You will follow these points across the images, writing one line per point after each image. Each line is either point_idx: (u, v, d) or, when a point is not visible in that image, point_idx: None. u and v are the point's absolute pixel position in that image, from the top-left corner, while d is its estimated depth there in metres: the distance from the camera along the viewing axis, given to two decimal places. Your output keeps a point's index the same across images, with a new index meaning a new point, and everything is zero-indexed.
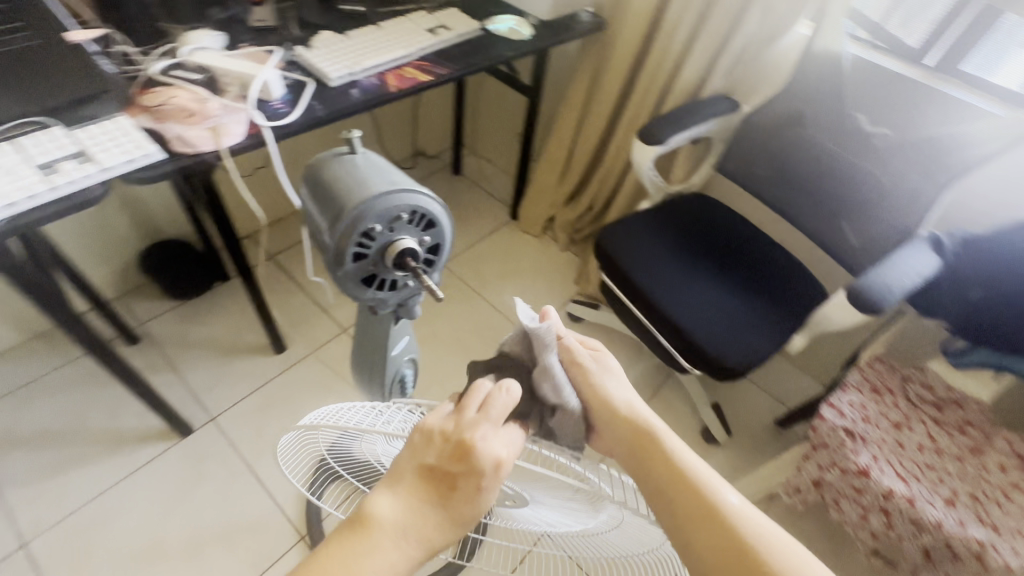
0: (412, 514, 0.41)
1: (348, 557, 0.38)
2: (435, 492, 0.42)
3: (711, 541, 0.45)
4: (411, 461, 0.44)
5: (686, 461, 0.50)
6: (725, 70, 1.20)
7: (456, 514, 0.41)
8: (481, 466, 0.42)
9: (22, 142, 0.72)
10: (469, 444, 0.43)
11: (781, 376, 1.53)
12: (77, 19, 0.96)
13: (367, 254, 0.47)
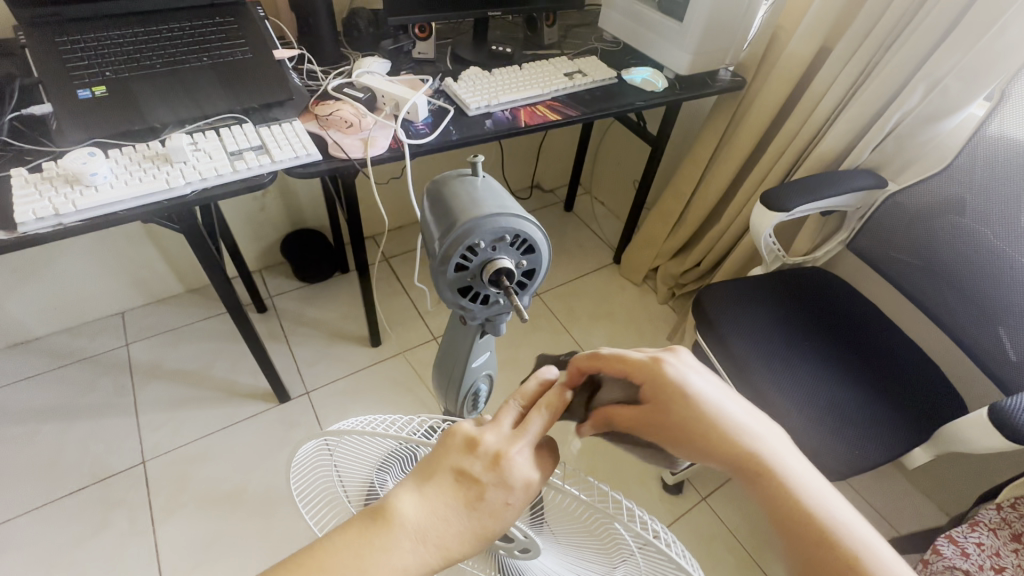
0: (436, 520, 0.36)
1: (364, 550, 0.34)
2: (461, 500, 0.37)
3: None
4: (439, 462, 0.39)
5: (789, 486, 0.41)
6: (873, 143, 1.11)
7: (480, 526, 0.37)
8: (514, 481, 0.38)
9: (222, 132, 0.88)
10: (506, 457, 0.39)
11: (892, 493, 1.33)
12: (282, 40, 1.17)
13: (467, 267, 0.51)
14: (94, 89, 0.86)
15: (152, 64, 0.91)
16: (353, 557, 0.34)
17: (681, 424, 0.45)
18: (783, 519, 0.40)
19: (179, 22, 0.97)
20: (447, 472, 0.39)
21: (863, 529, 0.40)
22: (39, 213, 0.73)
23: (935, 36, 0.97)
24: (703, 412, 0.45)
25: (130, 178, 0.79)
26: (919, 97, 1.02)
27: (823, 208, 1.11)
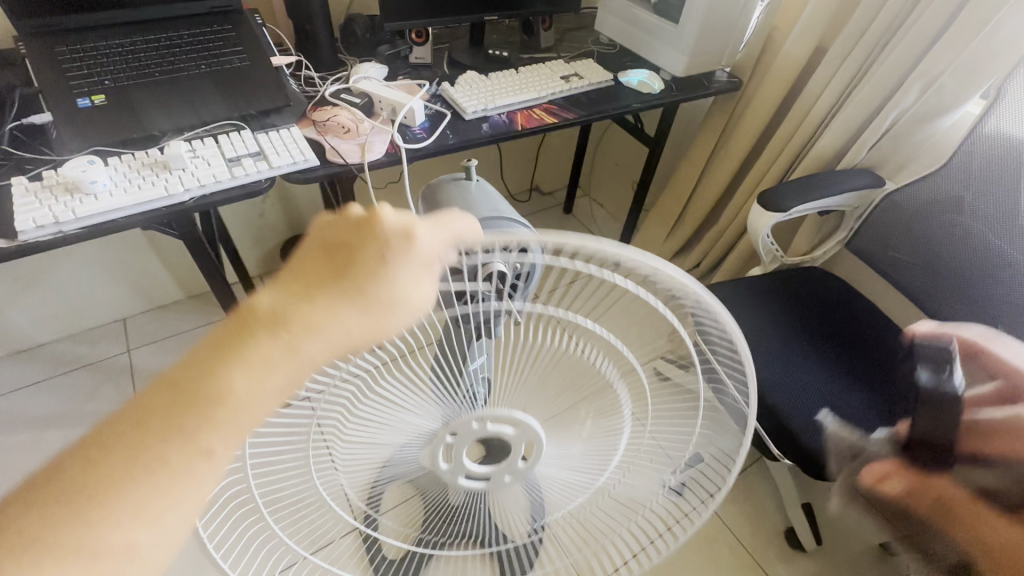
0: (299, 298, 0.31)
1: (219, 362, 0.30)
2: (329, 268, 0.32)
3: None
4: (304, 250, 0.34)
5: None
6: (870, 143, 1.12)
7: (359, 290, 0.32)
8: (383, 233, 0.32)
9: (220, 138, 0.89)
10: (373, 213, 0.33)
11: None
12: (280, 47, 1.17)
13: None
14: (93, 98, 0.87)
15: (151, 73, 0.92)
16: (233, 369, 0.30)
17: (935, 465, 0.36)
18: None
19: (178, 30, 0.98)
20: (321, 255, 0.33)
21: None
22: (39, 221, 0.74)
23: (929, 35, 0.97)
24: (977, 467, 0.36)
25: (129, 185, 0.80)
26: (915, 96, 1.02)
27: (820, 208, 1.11)
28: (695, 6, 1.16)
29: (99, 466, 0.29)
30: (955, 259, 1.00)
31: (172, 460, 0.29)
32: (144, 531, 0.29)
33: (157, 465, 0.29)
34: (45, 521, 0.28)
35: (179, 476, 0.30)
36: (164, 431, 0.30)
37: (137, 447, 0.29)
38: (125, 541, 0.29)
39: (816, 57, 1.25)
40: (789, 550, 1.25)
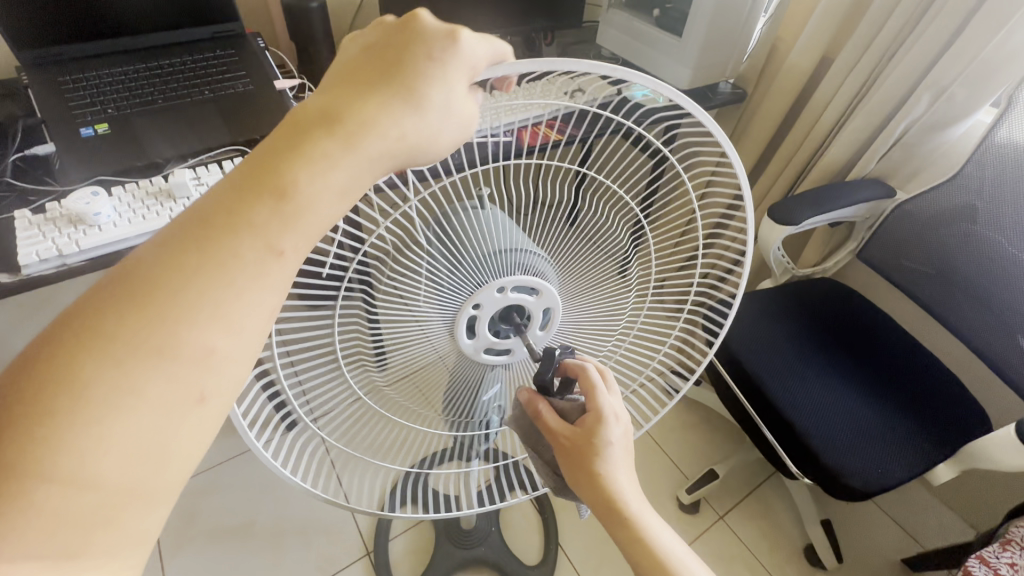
0: (356, 94, 0.34)
1: (260, 174, 0.31)
2: (382, 66, 0.34)
3: (614, 526, 0.54)
4: (348, 57, 0.36)
5: (616, 484, 0.54)
6: (880, 152, 1.10)
7: (408, 87, 0.34)
8: (429, 31, 0.34)
9: (226, 164, 0.87)
10: (417, 15, 0.34)
11: (914, 506, 1.31)
12: (283, 69, 1.17)
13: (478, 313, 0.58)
14: (96, 127, 0.86)
15: (154, 99, 0.92)
16: (293, 165, 0.31)
17: (567, 438, 0.54)
18: (602, 507, 0.54)
19: (180, 57, 0.98)
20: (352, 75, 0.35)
21: (646, 508, 0.54)
22: (42, 255, 0.73)
23: (938, 45, 0.96)
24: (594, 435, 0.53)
25: (134, 216, 0.78)
26: (925, 105, 1.01)
27: (831, 220, 1.10)
28: (698, 19, 1.15)
29: (158, 275, 0.29)
30: (974, 261, 0.99)
31: (235, 259, 0.30)
32: (221, 335, 0.30)
33: (212, 271, 0.30)
34: (109, 327, 0.28)
35: (242, 279, 0.30)
36: (231, 225, 0.31)
37: (207, 246, 0.30)
38: (206, 346, 0.29)
39: (821, 67, 1.24)
40: (809, 568, 1.22)
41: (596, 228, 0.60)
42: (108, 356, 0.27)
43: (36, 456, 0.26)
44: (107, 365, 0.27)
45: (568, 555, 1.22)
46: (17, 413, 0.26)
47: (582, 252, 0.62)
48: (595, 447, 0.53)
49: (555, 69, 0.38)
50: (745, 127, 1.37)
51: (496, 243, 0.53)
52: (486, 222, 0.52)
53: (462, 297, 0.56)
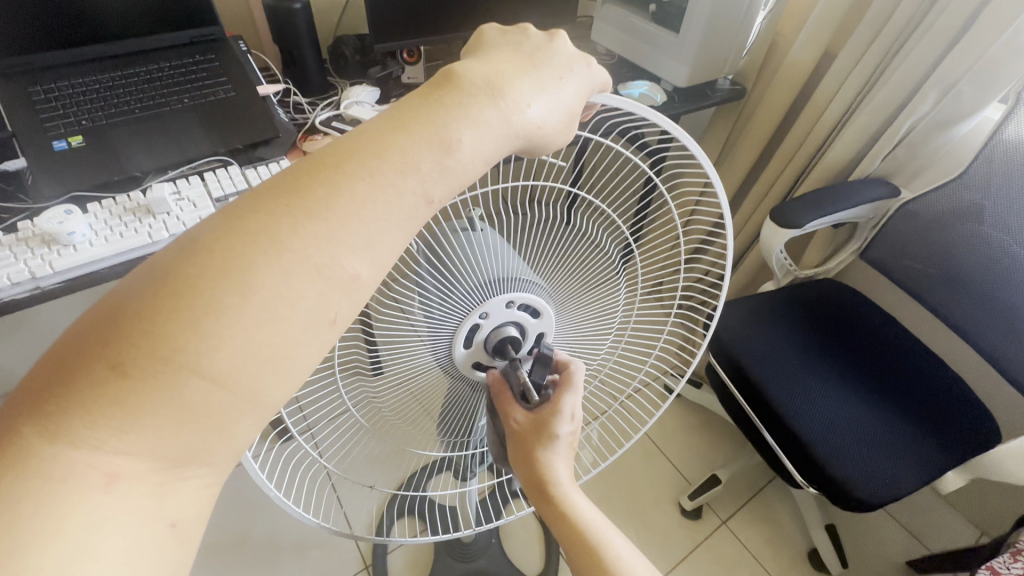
0: (499, 72, 0.38)
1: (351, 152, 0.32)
2: (524, 60, 0.40)
3: (545, 513, 0.51)
4: (487, 47, 0.42)
5: (555, 469, 0.53)
6: (884, 151, 1.07)
7: (542, 79, 0.39)
8: (572, 49, 0.42)
9: (207, 176, 0.84)
10: (559, 32, 0.42)
11: (918, 508, 1.29)
12: (267, 72, 1.13)
13: (482, 326, 0.54)
14: (70, 139, 0.82)
15: (131, 109, 0.88)
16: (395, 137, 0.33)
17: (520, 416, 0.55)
18: (537, 489, 0.52)
19: (158, 63, 0.94)
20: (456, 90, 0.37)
21: (584, 503, 0.52)
22: (13, 278, 0.69)
23: (945, 40, 0.93)
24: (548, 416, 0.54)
25: (110, 234, 0.75)
26: (931, 102, 0.98)
27: (834, 221, 1.07)
28: (696, 14, 1.12)
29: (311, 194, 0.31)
30: (980, 263, 0.97)
31: (373, 189, 0.32)
32: (369, 263, 0.31)
33: (354, 198, 0.31)
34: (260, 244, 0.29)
35: (381, 207, 0.32)
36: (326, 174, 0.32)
37: (315, 184, 0.31)
38: (351, 270, 0.31)
39: (822, 62, 1.21)
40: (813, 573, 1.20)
41: (584, 244, 0.56)
42: (259, 256, 0.29)
43: (189, 341, 0.26)
44: (254, 272, 0.29)
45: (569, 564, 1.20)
46: (178, 295, 0.27)
47: (576, 280, 0.58)
48: (543, 426, 0.54)
49: (617, 102, 0.41)
50: (745, 124, 1.34)
51: (490, 270, 0.50)
52: (480, 248, 0.49)
53: (457, 321, 0.52)
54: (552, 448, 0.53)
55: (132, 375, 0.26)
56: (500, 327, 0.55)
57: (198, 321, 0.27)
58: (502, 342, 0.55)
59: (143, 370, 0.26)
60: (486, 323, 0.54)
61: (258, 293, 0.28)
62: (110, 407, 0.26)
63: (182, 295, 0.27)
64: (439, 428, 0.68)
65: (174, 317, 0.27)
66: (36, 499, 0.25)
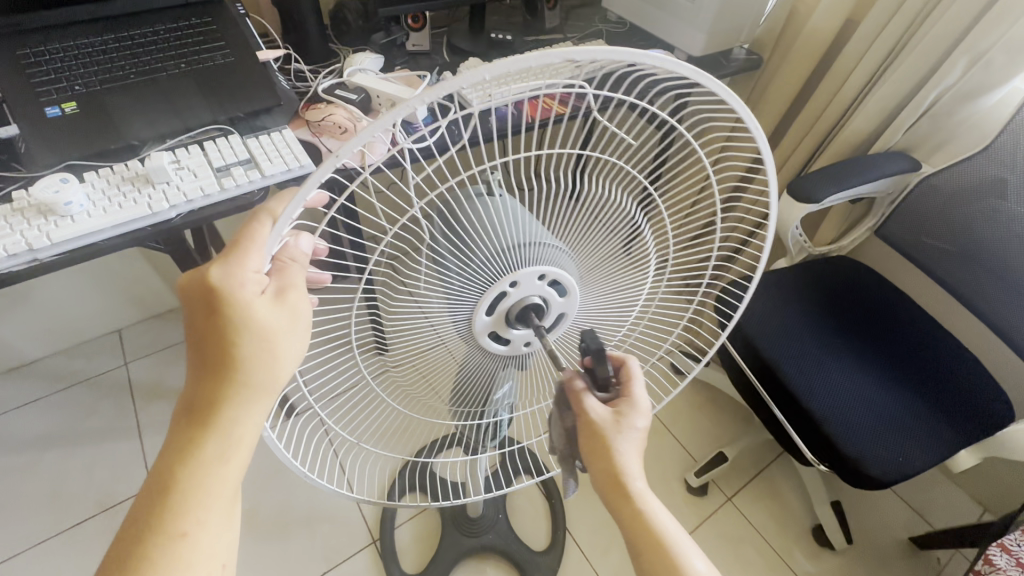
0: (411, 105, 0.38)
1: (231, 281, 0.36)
2: None
3: (625, 512, 0.51)
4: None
5: (629, 468, 0.51)
6: (906, 124, 1.04)
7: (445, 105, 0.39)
8: None
9: (207, 145, 0.81)
10: None
11: (923, 484, 1.30)
12: (266, 38, 1.09)
13: (508, 295, 0.52)
14: (63, 106, 0.79)
15: (126, 74, 0.84)
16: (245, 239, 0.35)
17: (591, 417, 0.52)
18: (612, 488, 0.51)
19: (152, 26, 0.89)
20: (252, 259, 0.34)
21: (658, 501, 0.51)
22: (10, 249, 0.67)
23: (978, 5, 0.88)
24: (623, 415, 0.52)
25: (109, 204, 0.72)
26: (960, 72, 0.94)
27: (852, 196, 1.04)
28: None
29: (222, 400, 0.38)
30: (1000, 238, 0.95)
31: (266, 358, 0.37)
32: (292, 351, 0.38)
33: (259, 382, 0.38)
34: (203, 443, 0.39)
35: (274, 345, 0.37)
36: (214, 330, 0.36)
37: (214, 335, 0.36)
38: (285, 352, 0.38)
39: (844, 31, 1.16)
40: (817, 548, 1.21)
41: (608, 207, 0.51)
42: (214, 457, 0.39)
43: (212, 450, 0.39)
44: (214, 460, 0.39)
45: (575, 539, 1.21)
46: (170, 496, 0.38)
47: (605, 257, 0.56)
48: (615, 423, 0.52)
49: (650, 58, 0.36)
50: (761, 96, 1.30)
51: (511, 239, 0.47)
52: (499, 213, 0.46)
53: (479, 294, 0.50)
54: (626, 449, 0.51)
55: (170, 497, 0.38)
56: (525, 296, 0.53)
57: (189, 522, 0.38)
58: (525, 310, 0.54)
59: (158, 561, 0.37)
60: (514, 292, 0.51)
61: (217, 476, 0.39)
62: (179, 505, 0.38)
63: (172, 499, 0.38)
64: (455, 399, 0.66)
65: (169, 516, 0.38)
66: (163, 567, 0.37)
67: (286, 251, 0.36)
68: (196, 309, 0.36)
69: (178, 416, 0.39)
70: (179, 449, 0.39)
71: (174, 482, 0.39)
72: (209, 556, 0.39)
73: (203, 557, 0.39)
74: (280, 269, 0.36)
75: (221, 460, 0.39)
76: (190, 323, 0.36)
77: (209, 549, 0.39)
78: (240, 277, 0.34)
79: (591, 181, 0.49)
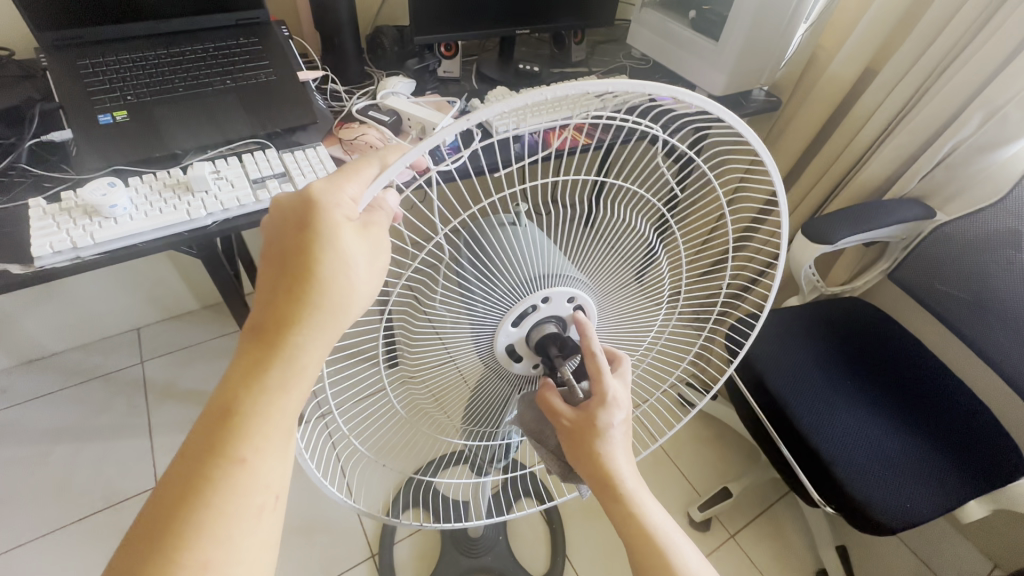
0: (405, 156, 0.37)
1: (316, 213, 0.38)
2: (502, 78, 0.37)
3: (614, 506, 0.51)
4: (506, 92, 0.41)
5: (615, 465, 0.51)
6: (922, 172, 1.06)
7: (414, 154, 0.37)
8: None
9: (245, 157, 0.85)
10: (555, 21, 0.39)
11: (932, 533, 1.27)
12: (306, 58, 1.14)
13: (533, 314, 0.54)
14: (115, 114, 0.84)
15: (174, 88, 0.89)
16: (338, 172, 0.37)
17: (570, 422, 0.52)
18: (600, 489, 0.52)
19: (203, 43, 0.95)
20: (350, 190, 0.37)
21: (650, 501, 0.52)
22: (56, 247, 0.70)
23: (994, 62, 0.91)
24: (597, 421, 0.51)
25: (150, 209, 0.76)
26: (975, 126, 0.96)
27: (867, 239, 1.06)
28: (738, 24, 1.10)
29: (296, 325, 0.37)
30: (1012, 289, 0.95)
31: (342, 290, 0.37)
32: (366, 285, 0.39)
33: (333, 312, 0.38)
34: (267, 369, 0.38)
35: (345, 273, 0.37)
36: (291, 251, 0.36)
37: (289, 259, 0.37)
38: (360, 289, 0.38)
39: (862, 79, 1.20)
40: None
41: (625, 234, 0.54)
42: (275, 384, 0.38)
43: (275, 381, 0.38)
44: (276, 392, 0.38)
45: (574, 565, 1.20)
46: (234, 421, 0.38)
47: (620, 288, 0.59)
48: (595, 431, 0.51)
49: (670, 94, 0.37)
50: (778, 137, 1.33)
51: (535, 263, 0.49)
52: (525, 241, 0.48)
53: (500, 314, 0.52)
54: (607, 451, 0.51)
55: (224, 434, 0.37)
56: (547, 317, 0.55)
57: (248, 450, 0.38)
58: (547, 336, 0.55)
59: (218, 489, 0.37)
60: (540, 311, 0.53)
61: (278, 407, 0.39)
62: (236, 438, 0.38)
63: (236, 422, 0.38)
64: (467, 423, 0.69)
65: (231, 443, 0.37)
66: (226, 495, 0.37)
67: (377, 201, 0.39)
68: (289, 226, 0.37)
69: (243, 340, 0.39)
70: (243, 373, 0.38)
71: (235, 412, 0.38)
72: (264, 491, 0.38)
73: (261, 491, 0.38)
74: (371, 211, 0.38)
75: (282, 394, 0.38)
76: (276, 241, 0.37)
77: (263, 481, 0.38)
78: (337, 199, 0.36)
79: (609, 211, 0.51)
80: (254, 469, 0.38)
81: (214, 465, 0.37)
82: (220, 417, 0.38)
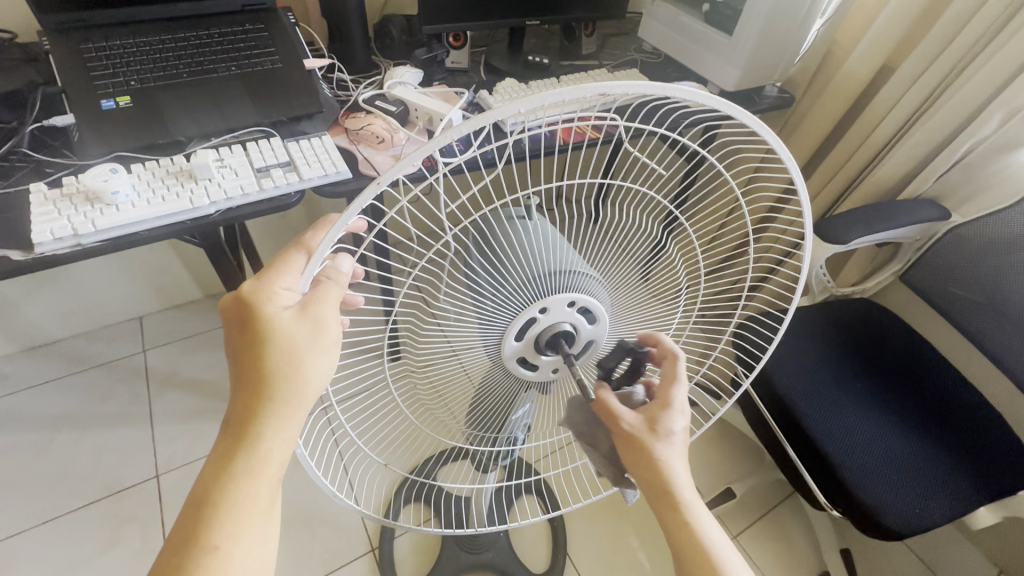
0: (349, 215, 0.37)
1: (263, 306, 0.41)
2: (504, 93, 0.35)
3: (674, 517, 0.49)
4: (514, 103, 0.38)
5: (676, 471, 0.49)
6: (939, 171, 1.04)
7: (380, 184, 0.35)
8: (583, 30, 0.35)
9: (249, 146, 0.84)
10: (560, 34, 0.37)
11: (937, 539, 1.26)
12: (312, 46, 1.13)
13: (539, 322, 0.52)
14: (117, 99, 0.82)
15: (178, 74, 0.87)
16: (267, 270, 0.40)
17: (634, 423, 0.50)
18: (661, 496, 0.49)
19: (208, 29, 0.93)
20: (284, 282, 0.39)
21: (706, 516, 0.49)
22: (56, 233, 0.69)
23: (1018, 60, 0.88)
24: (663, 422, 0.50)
25: (152, 196, 0.75)
26: (995, 125, 0.94)
27: (881, 240, 1.04)
28: (753, 18, 1.08)
29: (256, 412, 0.40)
30: None
31: (292, 371, 0.39)
32: (317, 363, 0.40)
33: (289, 394, 0.40)
34: (236, 456, 0.40)
35: (291, 356, 0.39)
36: (241, 350, 0.40)
37: (241, 357, 0.40)
38: (316, 370, 0.40)
39: (879, 75, 1.17)
40: None
41: (637, 235, 0.52)
42: (243, 469, 0.40)
43: (242, 467, 0.40)
44: (244, 475, 0.40)
45: (574, 563, 1.19)
46: (209, 510, 0.40)
47: (632, 288, 0.57)
48: (658, 433, 0.50)
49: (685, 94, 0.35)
50: (791, 134, 1.30)
51: (544, 265, 0.48)
52: (535, 241, 0.47)
53: (508, 318, 0.51)
54: (670, 455, 0.49)
55: (199, 523, 0.40)
56: (555, 322, 0.53)
57: (221, 537, 0.40)
58: (555, 338, 0.54)
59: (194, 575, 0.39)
60: (544, 318, 0.52)
61: (249, 490, 0.41)
62: (210, 525, 0.40)
63: (209, 514, 0.40)
64: (472, 419, 0.68)
65: (205, 530, 0.40)
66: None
67: (327, 273, 0.39)
68: (237, 328, 0.40)
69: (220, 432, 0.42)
70: (217, 463, 0.41)
71: (211, 499, 0.40)
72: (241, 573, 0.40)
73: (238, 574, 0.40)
74: (317, 286, 0.39)
75: (251, 476, 0.41)
76: (231, 343, 0.41)
77: (238, 564, 0.40)
78: (271, 293, 0.39)
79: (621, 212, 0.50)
80: (229, 553, 0.40)
81: (189, 554, 0.39)
82: (196, 506, 0.40)
